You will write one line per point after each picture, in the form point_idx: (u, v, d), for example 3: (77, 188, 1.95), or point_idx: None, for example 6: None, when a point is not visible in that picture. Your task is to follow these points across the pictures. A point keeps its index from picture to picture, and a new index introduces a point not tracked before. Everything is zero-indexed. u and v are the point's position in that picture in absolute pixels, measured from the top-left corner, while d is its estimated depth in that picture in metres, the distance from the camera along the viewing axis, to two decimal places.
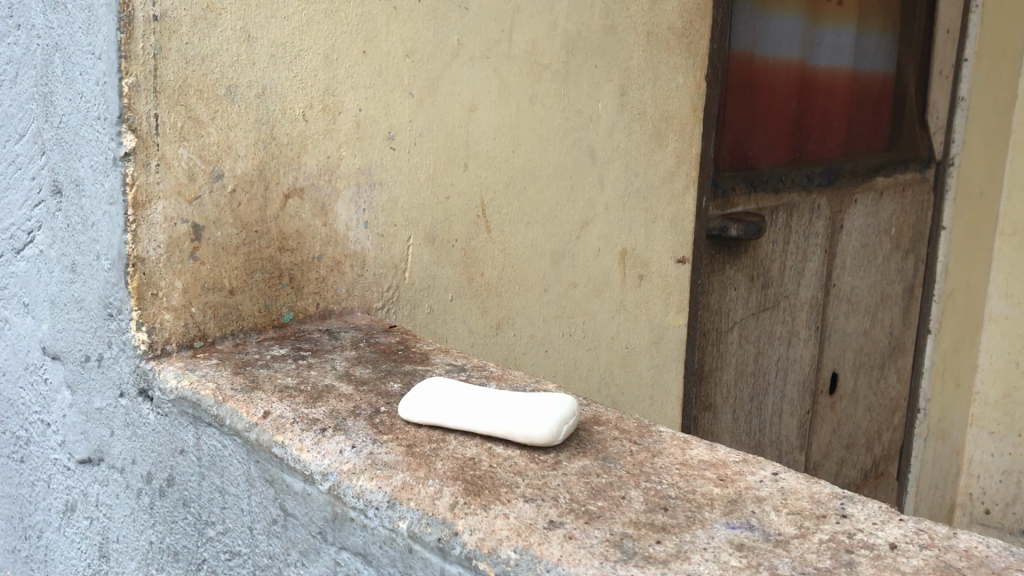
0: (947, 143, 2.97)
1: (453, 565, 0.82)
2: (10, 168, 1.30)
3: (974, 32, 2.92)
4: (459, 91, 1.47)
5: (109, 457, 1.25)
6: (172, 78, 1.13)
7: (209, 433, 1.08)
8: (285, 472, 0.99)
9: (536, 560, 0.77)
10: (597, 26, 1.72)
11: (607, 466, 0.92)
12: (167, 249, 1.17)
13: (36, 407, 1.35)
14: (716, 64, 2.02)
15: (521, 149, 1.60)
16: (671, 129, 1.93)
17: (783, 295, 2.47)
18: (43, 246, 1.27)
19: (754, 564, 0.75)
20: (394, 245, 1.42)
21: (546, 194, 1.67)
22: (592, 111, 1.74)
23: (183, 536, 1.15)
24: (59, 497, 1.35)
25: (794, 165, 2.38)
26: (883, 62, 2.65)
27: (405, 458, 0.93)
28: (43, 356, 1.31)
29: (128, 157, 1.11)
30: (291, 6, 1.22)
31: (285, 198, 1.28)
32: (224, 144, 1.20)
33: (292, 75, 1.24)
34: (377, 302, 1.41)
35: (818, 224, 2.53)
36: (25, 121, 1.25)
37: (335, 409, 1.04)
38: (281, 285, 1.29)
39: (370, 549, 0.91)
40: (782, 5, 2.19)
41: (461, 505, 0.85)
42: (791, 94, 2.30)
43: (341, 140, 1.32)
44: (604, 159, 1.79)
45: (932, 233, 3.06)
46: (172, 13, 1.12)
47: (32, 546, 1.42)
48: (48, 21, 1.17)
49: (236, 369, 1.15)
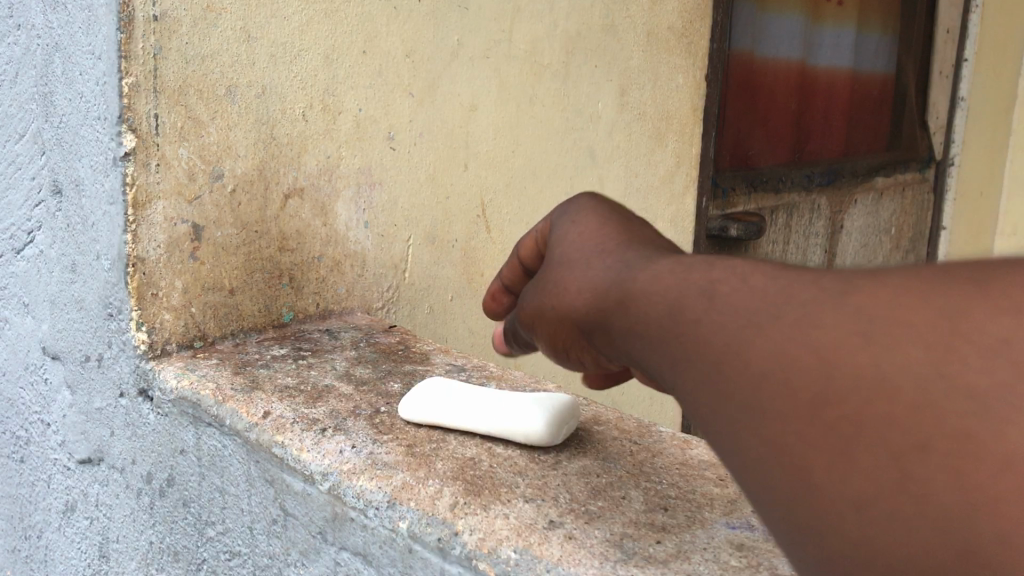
0: (948, 143, 2.96)
1: (453, 565, 0.82)
2: (10, 168, 1.30)
3: (976, 32, 2.92)
4: (459, 91, 1.47)
5: (109, 457, 1.25)
6: (173, 78, 1.13)
7: (209, 433, 1.08)
8: (285, 472, 0.99)
9: (536, 561, 0.76)
10: (597, 26, 1.72)
11: (607, 466, 0.93)
12: (167, 249, 1.17)
13: (36, 407, 1.35)
14: (716, 64, 2.02)
15: (521, 149, 1.61)
16: (671, 129, 1.94)
17: None
18: (43, 246, 1.27)
19: (754, 564, 0.75)
20: (394, 244, 1.42)
21: (546, 194, 1.68)
22: (592, 111, 1.74)
23: (183, 536, 1.15)
24: (59, 497, 1.35)
25: (794, 165, 2.39)
26: (884, 60, 2.65)
27: (405, 458, 0.93)
28: (43, 357, 1.31)
29: (128, 157, 1.11)
30: (291, 6, 1.22)
31: (285, 198, 1.28)
32: (225, 144, 1.20)
33: (293, 75, 1.24)
34: (377, 302, 1.42)
35: (819, 225, 2.53)
36: (25, 121, 1.24)
37: (335, 409, 1.05)
38: (281, 285, 1.29)
39: (370, 549, 0.91)
40: (782, 4, 2.18)
41: (461, 504, 0.85)
42: (791, 95, 2.31)
43: (342, 141, 1.32)
44: (604, 159, 1.79)
45: (932, 232, 3.04)
46: (172, 13, 1.11)
47: (32, 547, 1.41)
48: (49, 21, 1.17)
49: (235, 368, 1.15)
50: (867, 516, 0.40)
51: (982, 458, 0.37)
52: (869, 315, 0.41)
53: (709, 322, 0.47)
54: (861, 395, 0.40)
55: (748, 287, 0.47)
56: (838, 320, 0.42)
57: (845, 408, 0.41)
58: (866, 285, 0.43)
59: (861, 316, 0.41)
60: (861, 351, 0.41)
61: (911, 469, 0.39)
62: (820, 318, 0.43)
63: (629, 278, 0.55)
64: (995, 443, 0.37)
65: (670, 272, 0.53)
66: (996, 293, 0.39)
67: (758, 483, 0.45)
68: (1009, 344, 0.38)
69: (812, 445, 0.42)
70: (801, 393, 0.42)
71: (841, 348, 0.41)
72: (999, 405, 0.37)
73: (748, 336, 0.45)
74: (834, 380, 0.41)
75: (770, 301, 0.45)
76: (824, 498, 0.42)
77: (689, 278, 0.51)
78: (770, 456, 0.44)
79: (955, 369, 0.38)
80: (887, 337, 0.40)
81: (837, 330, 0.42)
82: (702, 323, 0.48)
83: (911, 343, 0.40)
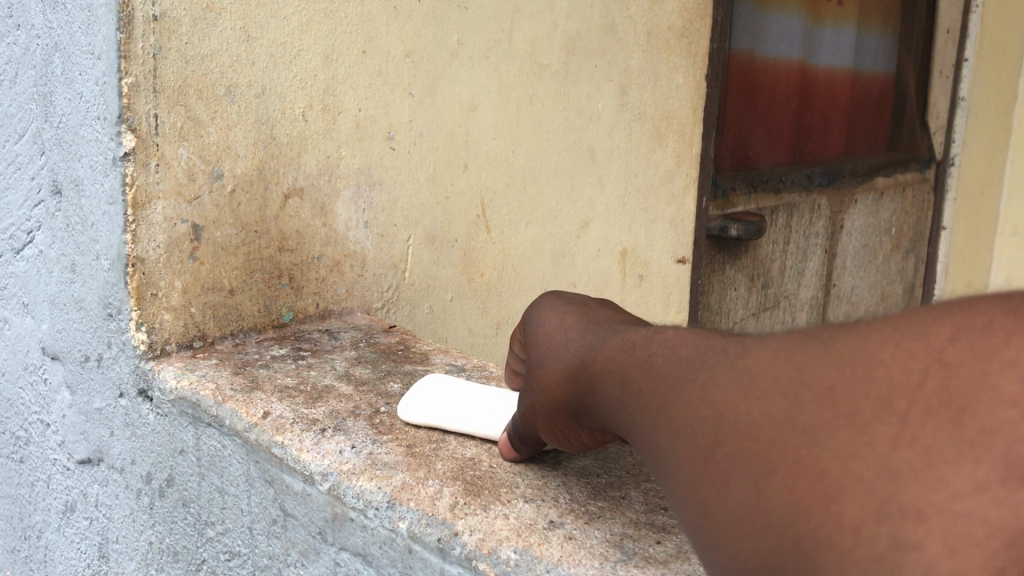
0: (948, 143, 2.96)
1: (453, 565, 0.82)
2: (10, 168, 1.30)
3: (976, 32, 2.92)
4: (459, 91, 1.47)
5: (109, 457, 1.24)
6: (172, 78, 1.13)
7: (209, 433, 1.08)
8: (285, 472, 0.98)
9: (536, 561, 0.76)
10: (597, 26, 1.72)
11: (606, 466, 0.92)
12: (167, 249, 1.16)
13: (36, 408, 1.35)
14: (716, 64, 2.02)
15: (521, 149, 1.61)
16: (671, 129, 1.94)
17: (783, 295, 2.49)
18: (43, 246, 1.27)
19: None
20: (394, 244, 1.42)
21: (546, 194, 1.68)
22: (592, 110, 1.74)
23: (183, 536, 1.15)
24: (59, 497, 1.34)
25: (795, 165, 2.38)
26: (884, 60, 2.65)
27: (404, 458, 0.93)
28: (43, 357, 1.31)
29: (128, 157, 1.11)
30: (291, 6, 1.22)
31: (285, 198, 1.27)
32: (225, 144, 1.19)
33: (292, 75, 1.24)
34: (377, 303, 1.41)
35: (818, 225, 2.53)
36: (25, 121, 1.24)
37: (335, 409, 1.05)
38: (281, 285, 1.29)
39: (370, 549, 0.90)
40: (782, 4, 2.18)
41: (461, 505, 0.85)
42: (791, 95, 2.30)
43: (341, 141, 1.32)
44: (604, 159, 1.79)
45: (932, 233, 3.06)
46: (172, 13, 1.11)
47: (32, 547, 1.41)
48: (49, 21, 1.17)
49: (235, 369, 1.15)
50: (739, 530, 0.53)
51: (809, 477, 0.50)
52: (751, 376, 0.55)
53: (647, 388, 0.62)
54: (739, 437, 0.54)
55: (675, 357, 0.62)
56: (730, 379, 0.56)
57: (727, 449, 0.54)
58: (753, 352, 0.56)
59: (744, 377, 0.55)
60: (741, 404, 0.54)
61: (764, 491, 0.51)
62: (718, 383, 0.56)
63: (591, 361, 0.71)
64: (818, 466, 0.49)
65: (619, 350, 0.68)
66: (837, 350, 0.51)
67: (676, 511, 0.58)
68: (833, 391, 0.50)
69: (704, 478, 0.55)
70: (699, 436, 0.56)
71: (727, 402, 0.55)
72: (823, 437, 0.50)
73: (671, 395, 0.59)
74: (721, 428, 0.55)
75: (691, 368, 0.59)
76: (710, 519, 0.54)
77: (634, 353, 0.66)
78: (678, 488, 0.57)
79: (797, 413, 0.51)
80: (756, 391, 0.54)
81: (725, 388, 0.56)
82: (643, 389, 0.62)
83: (773, 393, 0.53)
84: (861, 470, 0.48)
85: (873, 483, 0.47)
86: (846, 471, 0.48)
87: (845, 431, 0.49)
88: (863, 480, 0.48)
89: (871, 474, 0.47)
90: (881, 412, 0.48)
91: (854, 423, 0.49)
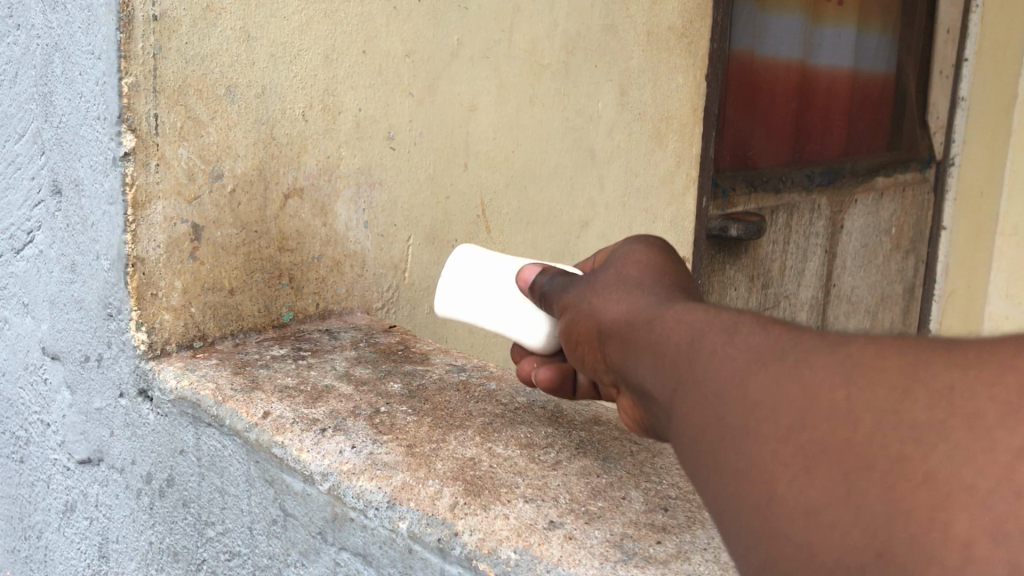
0: (948, 143, 2.96)
1: (453, 565, 0.82)
2: (10, 168, 1.30)
3: (976, 32, 2.92)
4: (460, 91, 1.47)
5: (109, 457, 1.24)
6: (172, 78, 1.13)
7: (209, 434, 1.08)
8: (285, 472, 0.98)
9: (536, 561, 0.76)
10: (597, 26, 1.72)
11: (606, 466, 0.92)
12: (167, 249, 1.16)
13: (36, 407, 1.35)
14: (716, 64, 2.03)
15: (521, 150, 1.61)
16: (671, 129, 1.94)
17: (783, 296, 2.49)
18: (43, 246, 1.27)
19: None
20: (394, 244, 1.42)
21: (546, 195, 1.68)
22: (592, 111, 1.74)
23: (183, 536, 1.15)
24: (59, 497, 1.34)
25: (795, 164, 2.38)
26: (884, 59, 2.65)
27: (405, 458, 0.93)
28: (43, 356, 1.31)
29: (128, 157, 1.10)
30: (291, 6, 1.22)
31: (285, 198, 1.27)
32: (224, 144, 1.19)
33: (293, 75, 1.24)
34: (377, 303, 1.42)
35: (819, 225, 2.53)
36: (25, 120, 1.24)
37: (335, 409, 1.05)
38: (281, 285, 1.29)
39: (370, 550, 0.90)
40: (782, 4, 2.18)
41: (461, 504, 0.85)
42: (791, 94, 2.30)
43: (341, 141, 1.32)
44: (604, 159, 1.79)
45: (932, 232, 3.06)
46: (171, 12, 1.11)
47: (32, 546, 1.41)
48: (48, 21, 1.17)
49: (235, 369, 1.15)
50: (814, 521, 0.48)
51: (913, 478, 0.45)
52: (855, 362, 0.50)
53: (721, 355, 0.57)
54: (833, 422, 0.49)
55: (763, 331, 0.56)
56: (830, 364, 0.51)
57: (815, 433, 0.49)
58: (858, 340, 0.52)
59: (844, 363, 0.50)
60: (842, 389, 0.49)
61: (857, 482, 0.47)
62: (814, 364, 0.51)
63: (660, 315, 0.67)
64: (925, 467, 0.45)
65: (694, 313, 0.64)
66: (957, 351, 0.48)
67: (724, 491, 0.53)
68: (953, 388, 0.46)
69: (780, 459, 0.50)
70: (783, 415, 0.51)
71: (823, 387, 0.50)
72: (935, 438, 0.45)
73: (752, 370, 0.54)
74: (812, 410, 0.50)
75: (780, 347, 0.54)
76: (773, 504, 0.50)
77: (713, 321, 0.61)
78: (737, 467, 0.52)
79: (907, 407, 0.47)
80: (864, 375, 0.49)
81: (822, 372, 0.51)
82: (717, 352, 0.57)
83: (881, 383, 0.48)
84: (976, 477, 0.44)
85: (991, 496, 0.43)
86: (958, 477, 0.44)
87: (962, 432, 0.45)
88: (978, 490, 0.44)
89: (989, 485, 0.43)
90: (1007, 418, 0.44)
91: (974, 426, 0.45)
